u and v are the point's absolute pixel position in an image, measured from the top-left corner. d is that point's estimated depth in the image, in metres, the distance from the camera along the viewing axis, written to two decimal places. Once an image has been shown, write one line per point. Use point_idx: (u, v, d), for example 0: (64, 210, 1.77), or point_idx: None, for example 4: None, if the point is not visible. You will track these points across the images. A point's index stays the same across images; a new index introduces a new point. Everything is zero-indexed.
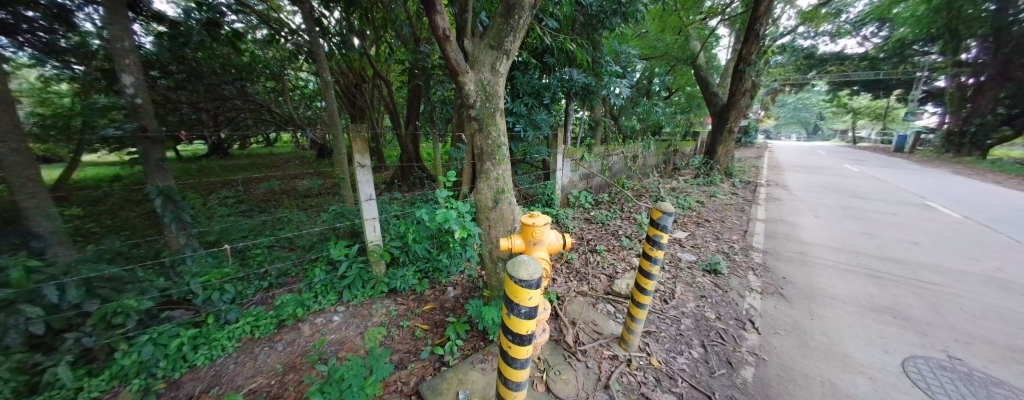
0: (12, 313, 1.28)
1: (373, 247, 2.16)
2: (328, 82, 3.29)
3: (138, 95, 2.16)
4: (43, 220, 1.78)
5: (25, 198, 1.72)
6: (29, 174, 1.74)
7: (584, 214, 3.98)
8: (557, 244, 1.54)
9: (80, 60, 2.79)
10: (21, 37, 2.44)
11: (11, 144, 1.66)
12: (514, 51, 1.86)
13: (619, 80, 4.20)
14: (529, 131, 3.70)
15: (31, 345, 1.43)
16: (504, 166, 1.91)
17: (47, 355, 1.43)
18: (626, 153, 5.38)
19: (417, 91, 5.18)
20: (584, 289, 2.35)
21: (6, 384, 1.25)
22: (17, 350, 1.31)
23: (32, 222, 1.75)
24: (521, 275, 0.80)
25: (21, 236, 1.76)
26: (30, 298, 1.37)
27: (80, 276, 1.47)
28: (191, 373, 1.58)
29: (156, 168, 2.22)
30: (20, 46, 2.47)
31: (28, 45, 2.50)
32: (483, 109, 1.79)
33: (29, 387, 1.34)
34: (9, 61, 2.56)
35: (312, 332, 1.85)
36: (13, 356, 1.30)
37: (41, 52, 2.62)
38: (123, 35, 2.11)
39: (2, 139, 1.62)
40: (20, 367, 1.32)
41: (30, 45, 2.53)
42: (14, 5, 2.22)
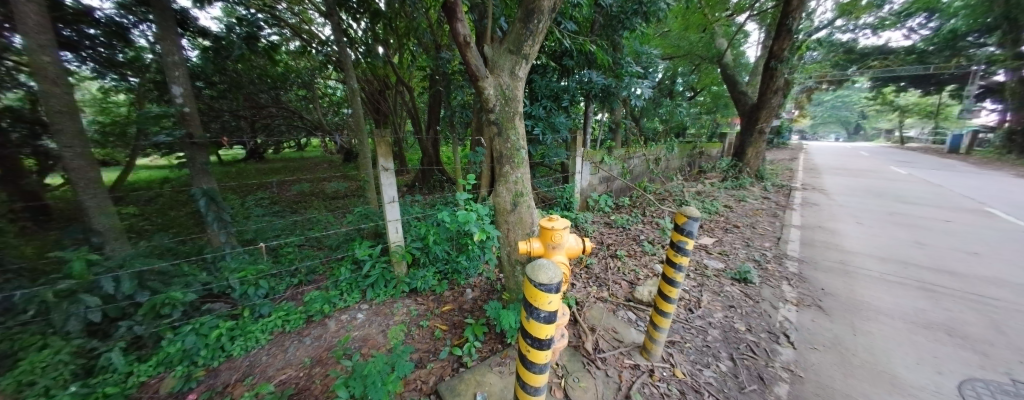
0: (75, 302, 1.45)
1: (395, 247, 2.22)
2: (355, 90, 3.44)
3: (186, 104, 2.38)
4: (102, 217, 1.97)
5: (87, 197, 1.92)
6: (93, 176, 1.94)
7: (604, 218, 3.92)
8: (577, 250, 1.51)
9: (133, 72, 3.19)
10: (83, 52, 2.75)
11: (77, 149, 1.85)
12: (533, 55, 1.87)
13: (640, 81, 4.02)
14: (548, 134, 3.69)
15: (90, 331, 1.60)
16: (523, 170, 1.91)
17: (102, 341, 1.59)
18: (648, 155, 5.25)
19: (438, 96, 5.32)
20: (604, 294, 2.30)
21: (68, 366, 1.42)
22: (76, 336, 1.50)
23: (93, 220, 1.94)
24: (541, 279, 0.79)
25: (84, 232, 1.96)
26: (90, 288, 1.55)
27: (133, 269, 1.63)
28: (228, 362, 1.69)
29: (201, 171, 2.41)
30: (82, 59, 2.80)
31: (90, 59, 2.84)
32: (502, 113, 1.80)
33: (88, 369, 1.50)
34: (73, 73, 2.94)
35: (338, 328, 1.92)
36: (73, 340, 1.48)
37: (101, 65, 2.97)
38: (174, 49, 2.34)
39: (70, 145, 1.82)
40: (79, 351, 1.49)
41: (92, 59, 2.87)
42: (77, 24, 2.52)
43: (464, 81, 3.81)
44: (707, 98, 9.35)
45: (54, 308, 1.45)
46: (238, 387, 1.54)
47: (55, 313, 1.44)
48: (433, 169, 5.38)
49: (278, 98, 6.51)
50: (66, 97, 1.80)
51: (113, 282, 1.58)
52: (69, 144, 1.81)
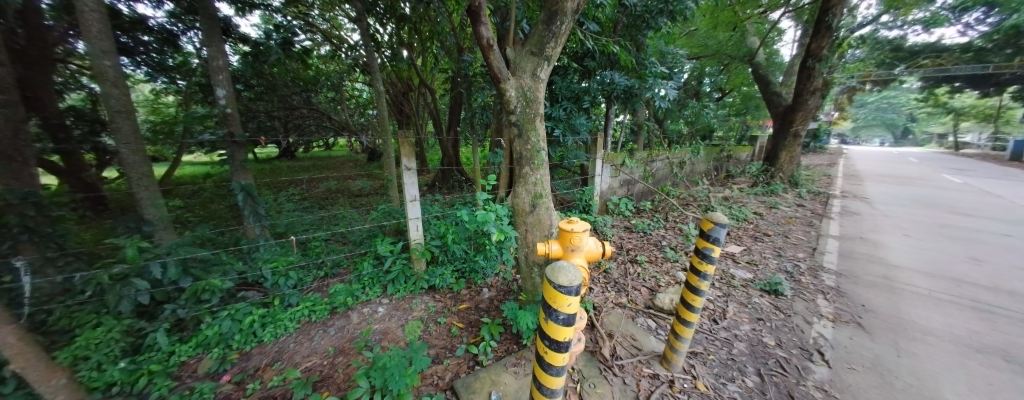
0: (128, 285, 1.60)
1: (415, 245, 2.28)
2: (380, 91, 3.58)
3: (228, 106, 2.56)
4: (153, 208, 2.16)
5: (141, 190, 2.11)
6: (145, 171, 2.13)
7: (624, 222, 3.83)
8: (597, 253, 1.48)
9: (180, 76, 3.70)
10: (138, 56, 3.29)
11: (133, 145, 2.05)
12: (555, 56, 1.87)
13: (665, 81, 3.92)
14: (568, 136, 3.66)
15: (139, 312, 1.76)
16: (543, 171, 1.91)
17: (149, 322, 1.74)
18: (672, 158, 5.08)
19: (459, 98, 5.41)
20: (623, 300, 2.25)
21: (119, 343, 1.58)
22: (127, 316, 1.66)
23: (145, 210, 2.13)
24: (561, 281, 0.79)
25: (137, 221, 2.15)
26: (140, 273, 1.71)
27: (178, 257, 1.78)
28: (259, 347, 1.80)
29: (239, 168, 2.58)
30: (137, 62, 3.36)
31: (143, 63, 3.38)
32: (523, 114, 1.81)
33: (137, 347, 1.64)
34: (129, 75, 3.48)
35: (359, 320, 1.99)
36: (124, 320, 1.64)
37: (153, 69, 3.49)
38: (219, 55, 2.54)
39: (127, 142, 2.01)
40: (129, 329, 1.64)
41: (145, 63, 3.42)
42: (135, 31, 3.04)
43: (485, 82, 3.86)
44: (736, 99, 8.93)
45: (109, 290, 1.60)
46: (267, 371, 1.65)
47: (110, 294, 1.59)
48: (452, 170, 5.49)
49: (310, 100, 6.87)
50: (125, 98, 1.99)
51: (160, 268, 1.73)
52: (126, 141, 2.01)
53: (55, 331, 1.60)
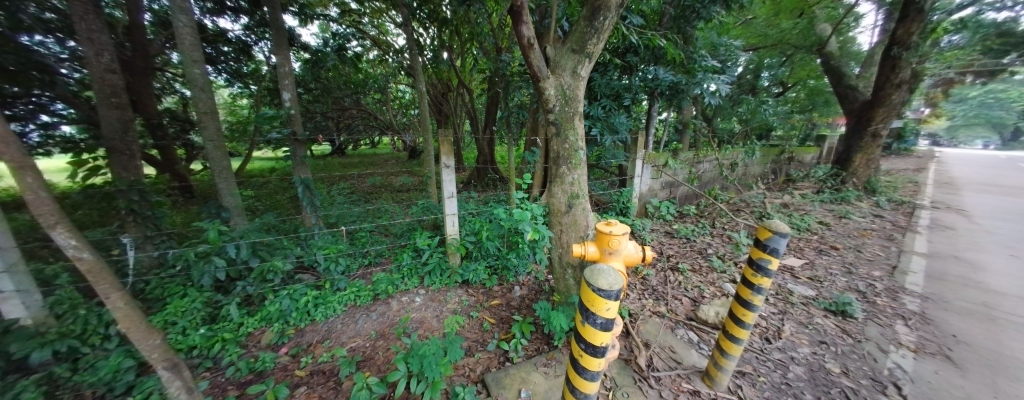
0: (210, 261, 1.88)
1: (451, 240, 2.36)
2: (422, 92, 3.76)
3: (292, 107, 2.86)
4: (230, 197, 2.49)
5: (222, 181, 2.44)
6: (225, 164, 2.45)
7: (665, 226, 3.63)
8: (637, 259, 1.42)
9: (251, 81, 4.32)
10: (219, 65, 4.00)
11: (217, 142, 2.38)
12: (597, 53, 1.81)
13: (716, 76, 3.62)
14: (606, 135, 3.54)
15: (218, 286, 2.04)
16: (580, 171, 1.87)
17: (224, 295, 2.01)
18: (721, 160, 4.69)
19: (496, 97, 5.50)
20: (661, 309, 2.13)
21: (201, 312, 1.85)
22: (207, 289, 1.94)
23: (224, 199, 2.46)
24: (600, 284, 0.77)
25: (218, 208, 2.49)
26: (220, 252, 1.98)
27: (248, 240, 2.03)
28: (312, 325, 1.99)
29: (300, 163, 2.86)
30: (219, 70, 4.07)
31: (223, 70, 4.09)
32: (561, 113, 1.79)
33: (215, 316, 1.90)
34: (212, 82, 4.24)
35: (399, 308, 2.11)
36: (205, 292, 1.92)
37: (232, 76, 4.17)
38: (286, 61, 2.84)
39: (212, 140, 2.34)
40: (209, 301, 1.92)
41: (225, 71, 4.11)
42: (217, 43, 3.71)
43: (522, 82, 3.84)
44: (801, 94, 7.97)
45: (195, 265, 1.88)
46: (319, 347, 1.82)
47: (196, 269, 1.88)
48: (488, 168, 5.61)
49: (359, 101, 7.42)
50: (210, 101, 2.31)
51: (235, 249, 1.99)
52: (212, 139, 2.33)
53: (157, 296, 1.92)
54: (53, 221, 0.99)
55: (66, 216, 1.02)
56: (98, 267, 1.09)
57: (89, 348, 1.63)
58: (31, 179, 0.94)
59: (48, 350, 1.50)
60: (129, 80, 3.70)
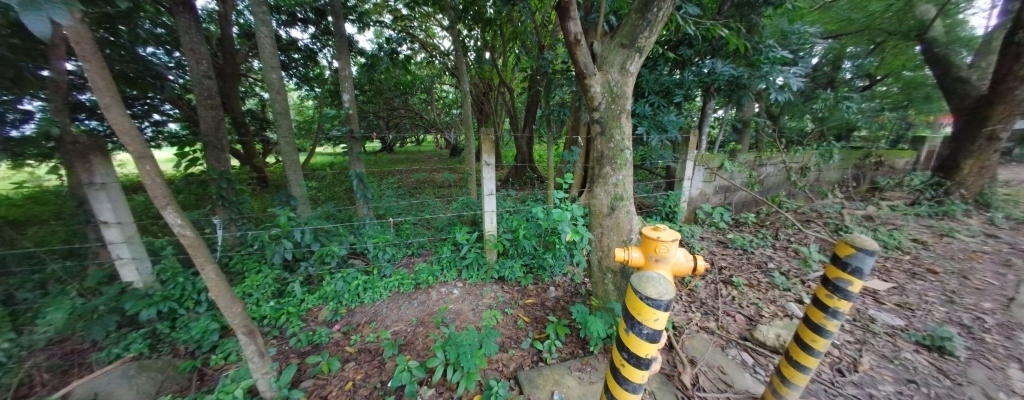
0: (281, 244, 2.14)
1: (489, 236, 2.40)
2: (465, 91, 3.87)
3: (351, 107, 3.13)
4: (298, 187, 2.80)
5: (291, 172, 2.75)
6: (294, 158, 2.77)
7: (717, 235, 3.33)
8: (687, 268, 1.31)
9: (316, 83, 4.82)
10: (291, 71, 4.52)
11: (288, 139, 2.69)
12: (649, 47, 1.71)
13: (786, 68, 3.22)
14: (653, 134, 3.32)
15: (285, 265, 2.31)
16: (626, 171, 1.79)
17: (290, 273, 2.27)
18: (788, 163, 4.16)
19: (536, 95, 5.48)
20: (711, 325, 1.96)
21: (272, 287, 2.12)
22: (277, 267, 2.21)
23: (293, 188, 2.77)
24: (648, 292, 0.74)
25: (287, 196, 2.81)
26: (288, 235, 2.25)
27: (311, 226, 2.27)
28: (361, 307, 2.16)
29: (356, 158, 3.13)
30: (292, 75, 4.61)
31: (295, 75, 4.63)
32: (607, 111, 1.73)
33: (282, 291, 2.16)
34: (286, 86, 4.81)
35: (437, 298, 2.20)
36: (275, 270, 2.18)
37: (301, 79, 4.70)
38: (347, 65, 3.11)
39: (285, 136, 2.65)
40: (278, 277, 2.19)
41: (296, 76, 4.65)
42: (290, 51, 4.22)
43: (565, 79, 3.56)
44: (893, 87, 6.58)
45: (269, 246, 2.16)
46: (366, 328, 1.99)
47: (269, 249, 2.15)
48: (526, 167, 5.64)
49: (407, 101, 7.88)
50: (284, 102, 2.62)
51: (300, 233, 2.24)
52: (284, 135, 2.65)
53: (238, 270, 2.23)
54: (164, 203, 1.20)
55: (173, 198, 1.22)
56: (197, 242, 1.29)
57: (185, 310, 1.96)
58: (151, 166, 1.14)
59: (152, 310, 1.84)
60: (222, 85, 4.33)
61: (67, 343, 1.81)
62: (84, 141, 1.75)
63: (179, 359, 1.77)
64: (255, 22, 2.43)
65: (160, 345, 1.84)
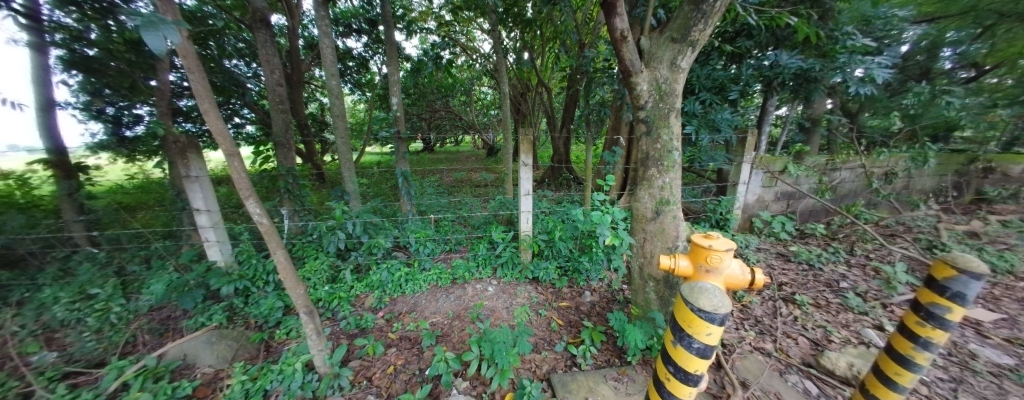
0: (337, 235, 2.36)
1: (525, 236, 2.41)
2: (504, 93, 3.92)
3: (398, 109, 3.34)
4: (350, 183, 3.04)
5: (346, 169, 3.01)
6: (348, 156, 3.02)
7: (776, 246, 3.00)
8: (742, 281, 1.20)
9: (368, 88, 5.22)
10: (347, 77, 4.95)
11: (343, 139, 2.94)
12: (703, 40, 1.59)
13: (869, 58, 2.79)
14: (703, 133, 3.07)
15: (338, 255, 2.52)
16: (674, 174, 1.69)
17: (342, 262, 2.49)
18: (869, 168, 3.60)
19: (575, 95, 5.36)
20: (768, 346, 1.77)
21: (326, 274, 2.33)
22: (330, 256, 2.42)
23: (347, 184, 3.02)
24: (702, 304, 0.78)
25: (341, 191, 3.07)
26: (342, 227, 2.46)
27: (361, 219, 2.46)
28: (402, 297, 2.29)
29: (401, 158, 3.32)
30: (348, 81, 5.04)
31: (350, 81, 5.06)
32: (654, 110, 1.64)
33: (334, 278, 2.36)
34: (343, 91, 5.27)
35: (473, 294, 2.26)
36: (329, 258, 2.40)
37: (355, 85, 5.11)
38: (395, 69, 3.31)
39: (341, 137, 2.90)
40: (331, 265, 2.40)
41: (351, 81, 5.07)
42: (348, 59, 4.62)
43: (607, 77, 3.40)
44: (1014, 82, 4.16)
45: (326, 235, 2.39)
46: (407, 317, 2.11)
47: (326, 238, 2.38)
48: (562, 167, 5.56)
49: (448, 103, 8.20)
50: (341, 106, 2.88)
51: (352, 226, 2.44)
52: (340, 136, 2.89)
53: (300, 256, 2.49)
54: (248, 194, 1.38)
55: (255, 190, 1.40)
56: (271, 230, 1.47)
57: (256, 288, 2.24)
58: (238, 162, 1.33)
59: (231, 286, 2.13)
60: (290, 91, 4.88)
61: (164, 310, 2.15)
62: (184, 140, 1.99)
63: (250, 331, 2.03)
64: (318, 34, 2.69)
65: (236, 318, 2.12)
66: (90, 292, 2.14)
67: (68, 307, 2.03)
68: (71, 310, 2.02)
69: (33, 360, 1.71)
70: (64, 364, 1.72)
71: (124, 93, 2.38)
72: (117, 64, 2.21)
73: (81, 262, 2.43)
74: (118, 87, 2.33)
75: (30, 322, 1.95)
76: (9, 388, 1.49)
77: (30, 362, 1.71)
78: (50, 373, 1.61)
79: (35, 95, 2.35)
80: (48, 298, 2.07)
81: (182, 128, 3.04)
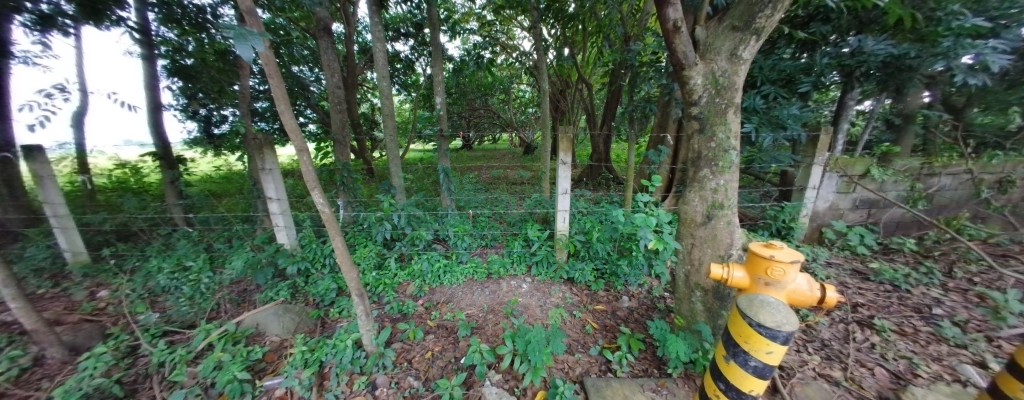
0: (385, 226, 2.55)
1: (560, 235, 2.38)
2: (544, 90, 3.88)
3: (441, 108, 3.48)
4: (396, 178, 3.25)
5: (392, 165, 3.22)
6: (395, 153, 3.23)
7: (853, 262, 2.61)
8: (809, 298, 1.07)
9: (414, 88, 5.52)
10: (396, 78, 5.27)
11: (391, 136, 3.14)
12: (770, 28, 1.43)
13: (990, 40, 2.29)
14: (764, 131, 2.76)
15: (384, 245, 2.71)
16: (730, 175, 1.55)
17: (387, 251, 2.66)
18: (984, 174, 2.97)
19: (618, 91, 5.13)
20: (837, 373, 1.55)
21: (374, 261, 2.52)
22: (378, 244, 2.61)
23: (393, 179, 3.23)
24: (764, 321, 0.79)
25: (388, 185, 3.29)
26: (388, 219, 2.65)
27: (405, 213, 2.62)
28: (441, 287, 2.40)
29: (442, 155, 3.47)
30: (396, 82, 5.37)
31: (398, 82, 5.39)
32: (709, 106, 1.52)
33: (380, 265, 2.54)
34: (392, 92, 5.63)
35: (507, 290, 2.29)
36: (377, 247, 2.59)
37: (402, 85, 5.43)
38: (439, 69, 3.46)
39: (389, 135, 3.10)
40: (378, 253, 2.58)
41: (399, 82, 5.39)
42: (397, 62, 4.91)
43: (654, 71, 3.18)
44: None
45: (375, 225, 2.59)
46: (444, 307, 2.22)
47: (375, 228, 2.58)
48: (601, 166, 5.39)
49: (487, 102, 8.35)
50: (391, 106, 3.08)
51: (398, 218, 2.62)
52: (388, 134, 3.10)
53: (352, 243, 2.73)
54: (314, 186, 1.54)
55: (319, 183, 1.55)
56: (331, 218, 1.62)
57: (315, 270, 2.50)
58: (307, 157, 1.48)
59: (295, 266, 2.41)
60: (346, 92, 5.33)
61: (241, 284, 2.50)
62: (260, 137, 2.28)
63: (310, 308, 2.27)
64: (373, 40, 2.89)
65: (298, 295, 2.39)
66: (185, 264, 2.55)
67: (169, 276, 2.43)
68: (171, 279, 2.43)
69: (142, 318, 2.11)
70: (164, 324, 2.09)
71: (214, 96, 3.00)
72: (209, 72, 2.76)
73: (179, 239, 2.90)
74: (209, 92, 2.94)
75: (140, 287, 2.39)
76: (124, 340, 1.89)
77: (139, 320, 2.10)
78: (154, 330, 1.98)
79: (149, 98, 2.94)
80: (155, 267, 2.52)
81: (258, 126, 3.63)
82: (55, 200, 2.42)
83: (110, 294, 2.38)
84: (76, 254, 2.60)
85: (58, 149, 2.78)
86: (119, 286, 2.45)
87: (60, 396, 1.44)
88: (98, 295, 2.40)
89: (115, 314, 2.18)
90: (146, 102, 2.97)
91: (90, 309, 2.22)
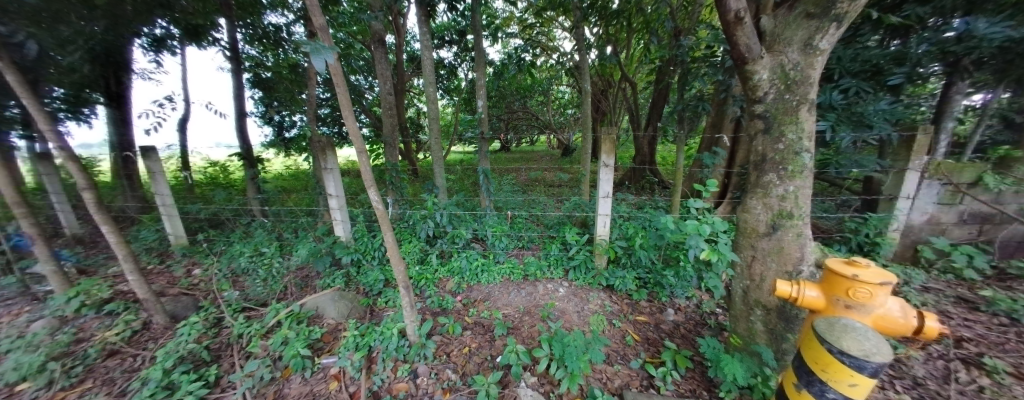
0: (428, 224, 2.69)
1: (600, 240, 2.30)
2: (585, 91, 3.78)
3: (481, 110, 3.58)
4: (438, 178, 3.40)
5: (435, 165, 3.38)
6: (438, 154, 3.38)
7: (963, 288, 2.16)
8: (903, 326, 0.91)
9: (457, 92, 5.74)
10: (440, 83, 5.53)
11: (435, 138, 3.29)
12: (856, 12, 1.25)
13: None
14: (843, 130, 2.40)
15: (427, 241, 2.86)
16: (802, 181, 1.38)
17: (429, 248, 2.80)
18: None
19: (665, 89, 4.82)
20: None
21: (417, 256, 2.66)
22: (422, 241, 2.76)
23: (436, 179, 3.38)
24: (847, 349, 0.71)
25: (431, 185, 3.46)
26: (431, 217, 2.78)
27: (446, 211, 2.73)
28: (478, 285, 2.46)
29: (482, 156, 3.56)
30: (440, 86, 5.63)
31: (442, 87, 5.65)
32: (777, 103, 1.37)
33: (422, 260, 2.68)
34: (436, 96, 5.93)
35: (544, 293, 2.27)
36: (419, 243, 2.73)
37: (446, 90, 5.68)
38: (481, 73, 3.55)
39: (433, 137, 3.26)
40: (421, 249, 2.73)
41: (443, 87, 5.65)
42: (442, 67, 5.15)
43: (708, 67, 2.94)
44: None
45: (419, 223, 2.74)
46: (482, 304, 2.27)
47: (421, 225, 2.73)
48: (645, 169, 5.12)
49: (526, 103, 8.37)
50: (435, 109, 3.24)
51: (440, 216, 2.75)
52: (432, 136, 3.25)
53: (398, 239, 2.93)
54: (370, 185, 1.68)
55: (375, 181, 1.69)
56: (383, 215, 1.75)
57: (365, 262, 2.72)
58: (365, 158, 1.63)
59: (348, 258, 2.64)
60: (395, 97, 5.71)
61: (304, 270, 2.80)
62: (323, 140, 2.55)
63: (361, 296, 2.48)
64: (421, 48, 3.08)
65: (351, 283, 2.62)
66: (261, 250, 2.94)
67: (248, 260, 2.82)
68: (249, 262, 2.82)
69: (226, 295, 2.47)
70: (243, 301, 2.44)
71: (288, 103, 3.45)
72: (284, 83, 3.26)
73: (256, 228, 3.35)
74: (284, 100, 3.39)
75: (225, 267, 2.79)
76: (212, 312, 2.23)
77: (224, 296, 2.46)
78: (236, 305, 2.31)
79: (237, 106, 3.45)
80: (237, 251, 2.94)
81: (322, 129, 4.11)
82: (164, 192, 2.95)
83: (202, 273, 2.83)
84: (178, 237, 3.13)
85: (167, 149, 3.39)
86: (208, 266, 2.89)
87: (164, 356, 1.75)
88: (194, 272, 2.86)
89: (206, 289, 2.59)
90: (235, 111, 3.48)
91: (187, 284, 2.65)
